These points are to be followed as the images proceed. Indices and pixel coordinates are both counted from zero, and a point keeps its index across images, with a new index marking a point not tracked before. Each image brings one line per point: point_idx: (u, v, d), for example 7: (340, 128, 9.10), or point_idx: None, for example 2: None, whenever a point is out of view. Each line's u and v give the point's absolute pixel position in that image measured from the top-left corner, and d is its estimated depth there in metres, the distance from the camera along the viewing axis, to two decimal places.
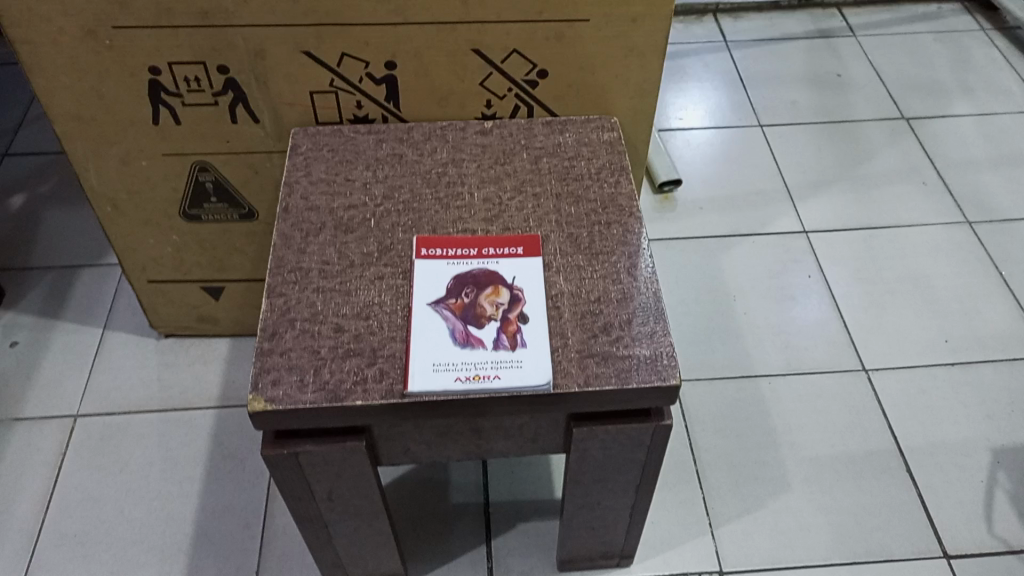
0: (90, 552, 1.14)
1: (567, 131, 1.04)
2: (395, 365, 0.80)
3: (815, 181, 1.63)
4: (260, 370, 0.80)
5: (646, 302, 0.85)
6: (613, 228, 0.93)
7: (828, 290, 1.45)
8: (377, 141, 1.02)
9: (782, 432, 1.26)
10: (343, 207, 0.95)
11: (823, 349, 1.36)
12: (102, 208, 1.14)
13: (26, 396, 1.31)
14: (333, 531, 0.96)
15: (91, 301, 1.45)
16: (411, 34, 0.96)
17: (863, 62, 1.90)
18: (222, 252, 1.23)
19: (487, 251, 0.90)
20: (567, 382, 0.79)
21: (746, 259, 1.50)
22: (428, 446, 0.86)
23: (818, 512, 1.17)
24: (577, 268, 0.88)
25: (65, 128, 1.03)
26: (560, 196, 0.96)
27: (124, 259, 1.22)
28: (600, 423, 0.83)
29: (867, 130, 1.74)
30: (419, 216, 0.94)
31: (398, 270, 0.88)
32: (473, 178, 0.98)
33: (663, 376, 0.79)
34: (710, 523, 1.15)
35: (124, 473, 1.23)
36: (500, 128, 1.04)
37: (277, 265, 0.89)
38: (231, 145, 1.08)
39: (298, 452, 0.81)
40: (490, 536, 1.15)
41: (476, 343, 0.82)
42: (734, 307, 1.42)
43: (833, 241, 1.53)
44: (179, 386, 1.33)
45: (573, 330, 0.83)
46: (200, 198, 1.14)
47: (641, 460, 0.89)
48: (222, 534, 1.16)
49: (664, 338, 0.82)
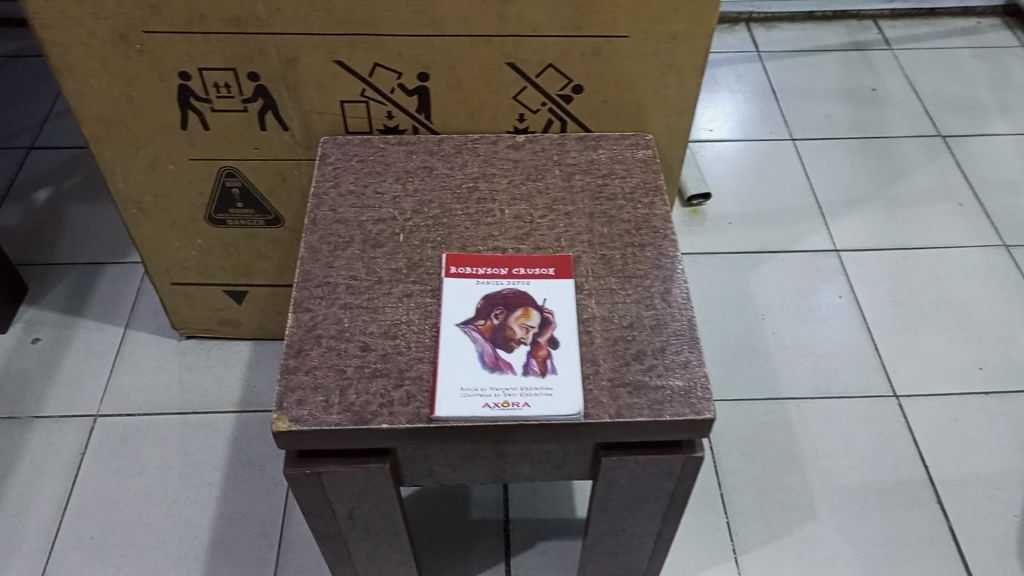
0: (106, 555, 1.14)
1: (601, 147, 1.02)
2: (422, 388, 0.78)
3: (848, 198, 1.60)
4: (285, 388, 0.78)
5: (679, 330, 0.83)
6: (646, 251, 0.90)
7: (858, 311, 1.42)
8: (407, 153, 1.01)
9: (810, 457, 1.24)
10: (372, 220, 0.93)
11: (853, 373, 1.34)
12: (128, 211, 1.13)
13: (47, 394, 1.31)
14: (353, 549, 0.94)
15: (113, 300, 1.44)
16: (446, 46, 0.94)
17: (899, 77, 1.86)
18: (247, 257, 1.22)
19: (517, 271, 0.88)
20: (599, 412, 0.77)
21: (775, 277, 1.47)
22: (453, 468, 0.84)
23: (846, 542, 1.15)
24: (610, 292, 0.86)
25: (93, 130, 1.02)
26: (592, 215, 0.94)
27: (149, 261, 1.21)
28: (630, 453, 0.81)
29: (902, 147, 1.70)
30: (448, 232, 0.92)
31: (427, 288, 0.87)
32: (504, 194, 0.96)
33: (698, 410, 0.77)
34: (735, 550, 1.13)
35: (143, 476, 1.22)
36: (533, 142, 1.02)
37: (304, 279, 0.87)
38: (260, 151, 1.06)
39: (320, 472, 0.80)
40: (509, 555, 1.14)
41: (505, 367, 0.80)
42: (763, 326, 1.40)
43: (865, 261, 1.50)
44: (199, 389, 1.32)
45: (604, 357, 0.81)
46: (226, 204, 1.13)
47: (670, 490, 0.87)
48: (240, 542, 1.15)
49: (698, 369, 0.80)
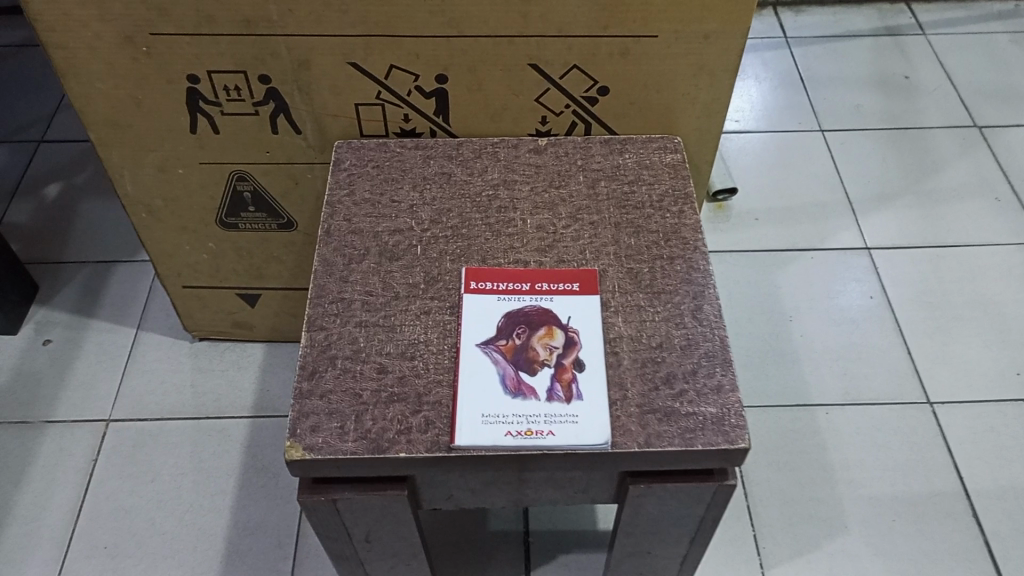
0: (119, 565, 1.12)
1: (627, 151, 0.97)
2: (442, 414, 0.75)
3: (880, 193, 1.55)
4: (299, 413, 0.75)
5: (711, 351, 0.79)
6: (676, 264, 0.86)
7: (889, 312, 1.37)
8: (425, 158, 0.96)
9: (839, 467, 1.20)
10: (388, 231, 0.89)
11: (884, 378, 1.29)
12: (137, 214, 1.10)
13: (59, 397, 1.29)
14: (369, 568, 0.91)
15: (125, 299, 1.42)
16: (465, 47, 0.90)
17: (933, 64, 1.79)
18: (260, 260, 1.18)
19: (541, 286, 0.84)
20: (627, 440, 0.73)
21: (803, 276, 1.42)
22: (473, 493, 0.81)
23: (877, 557, 1.11)
24: (638, 309, 0.82)
25: (100, 134, 0.98)
26: (618, 225, 0.90)
27: (160, 264, 1.18)
28: (659, 481, 0.77)
29: (936, 138, 1.64)
30: (468, 243, 0.88)
31: (446, 304, 0.83)
32: (526, 202, 0.92)
33: (731, 439, 0.73)
34: (761, 564, 1.10)
35: (156, 483, 1.20)
36: (556, 146, 0.98)
37: (318, 294, 0.84)
38: (272, 155, 1.03)
39: (336, 500, 0.76)
40: (529, 568, 1.11)
41: (528, 392, 0.77)
42: (791, 328, 1.35)
43: (897, 259, 1.44)
44: (212, 392, 1.30)
45: (632, 381, 0.77)
46: (238, 207, 1.09)
47: (700, 515, 0.83)
48: (255, 553, 1.13)
49: (731, 394, 0.76)
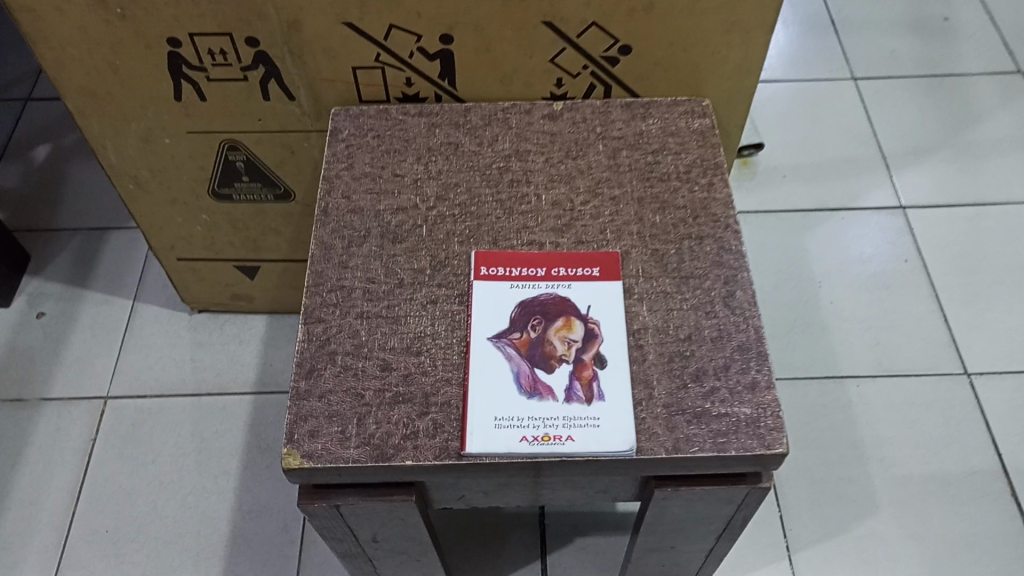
0: (122, 551, 1.08)
1: (651, 116, 0.88)
2: (451, 417, 0.69)
3: (915, 146, 1.45)
4: (296, 416, 0.69)
5: (745, 343, 0.72)
6: (705, 244, 0.79)
7: (924, 276, 1.30)
8: (429, 126, 0.88)
9: (870, 443, 1.14)
10: (391, 209, 0.82)
11: (919, 347, 1.22)
12: (124, 185, 1.03)
13: (54, 374, 1.24)
14: (377, 564, 0.87)
15: (119, 269, 1.36)
16: (473, 4, 0.81)
17: (974, 4, 1.67)
18: (257, 232, 1.11)
19: (557, 272, 0.77)
20: (654, 446, 0.67)
21: (833, 238, 1.34)
22: (485, 494, 0.75)
23: (909, 540, 1.06)
24: (664, 296, 0.75)
25: (77, 102, 0.91)
26: (642, 200, 0.82)
27: (151, 236, 1.11)
28: (687, 484, 0.71)
29: (976, 87, 1.53)
30: (477, 223, 0.81)
31: (454, 292, 0.76)
32: (540, 175, 0.85)
33: (767, 443, 0.67)
34: (787, 547, 1.06)
35: (158, 464, 1.16)
36: (572, 111, 0.89)
37: (316, 282, 0.77)
38: (264, 123, 0.95)
39: (339, 506, 0.71)
40: (544, 552, 1.07)
41: (544, 392, 0.70)
42: (820, 295, 1.28)
43: (933, 219, 1.36)
44: (213, 367, 1.24)
45: (659, 378, 0.71)
46: (230, 177, 1.02)
47: (728, 515, 0.78)
48: (261, 537, 1.09)
49: (768, 393, 0.69)
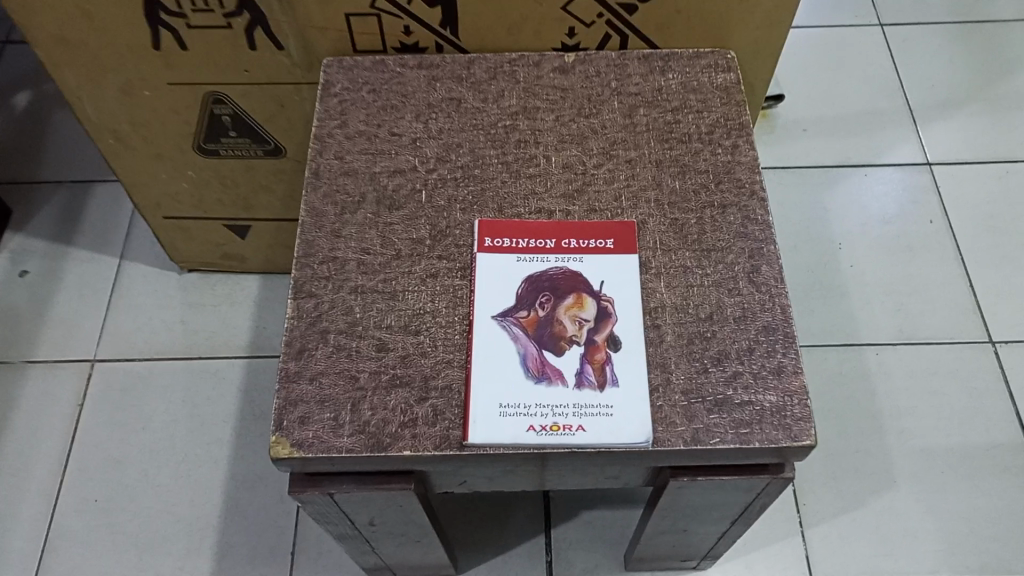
0: (113, 521, 1.05)
1: (670, 70, 0.81)
2: (453, 403, 0.64)
3: (944, 98, 1.37)
4: (285, 401, 0.64)
5: (771, 324, 0.66)
6: (729, 213, 0.72)
7: (949, 238, 1.23)
8: (429, 80, 0.81)
9: (889, 415, 1.09)
10: (387, 172, 0.76)
11: (942, 313, 1.17)
12: (103, 140, 0.96)
13: (40, 335, 1.19)
14: (375, 544, 0.83)
15: (106, 225, 1.29)
16: None
17: None
18: (247, 190, 1.05)
19: (568, 244, 0.71)
20: (671, 437, 0.62)
21: (855, 197, 1.28)
22: (490, 480, 0.71)
23: (927, 516, 1.02)
24: (684, 272, 0.69)
25: (48, 51, 0.84)
26: (660, 163, 0.76)
27: (135, 193, 1.05)
28: (705, 474, 0.66)
29: (1011, 34, 1.44)
30: (481, 188, 0.75)
31: (456, 265, 0.70)
32: (549, 135, 0.78)
33: (794, 435, 0.62)
34: (801, 523, 1.02)
35: (149, 430, 1.12)
36: (585, 64, 0.82)
37: (306, 253, 0.71)
38: (251, 74, 0.88)
39: (333, 494, 0.66)
40: (549, 525, 1.03)
41: (553, 376, 0.65)
42: (840, 257, 1.22)
43: (962, 177, 1.29)
44: (204, 330, 1.19)
45: (677, 362, 0.65)
46: (217, 132, 0.95)
47: (746, 502, 0.73)
48: (256, 507, 1.06)
49: (795, 379, 0.64)
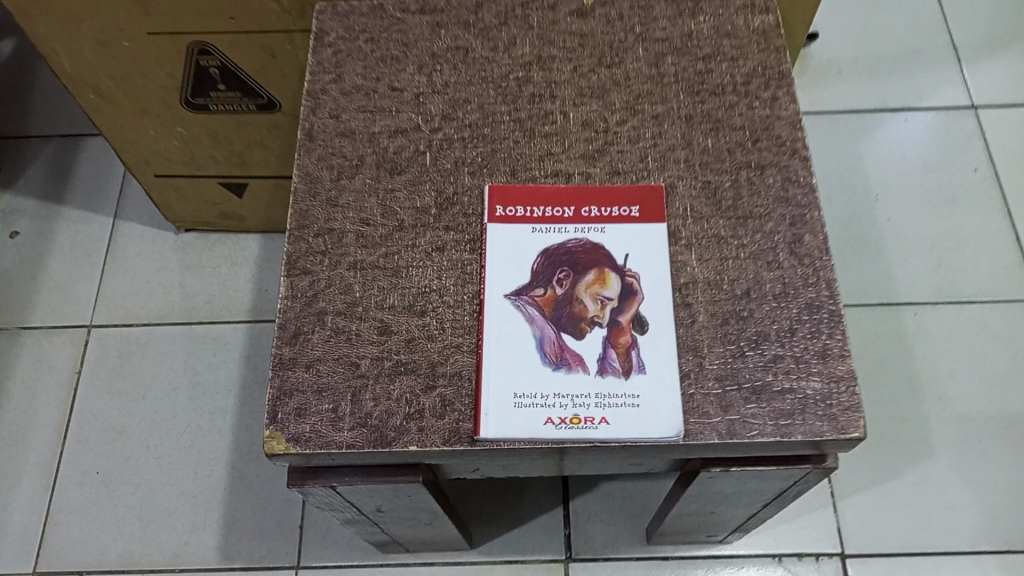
0: (114, 494, 1.01)
1: (701, 12, 0.73)
2: (462, 393, 0.58)
3: (992, 35, 1.27)
4: (280, 391, 0.58)
5: (815, 302, 0.60)
6: (767, 175, 0.65)
7: (995, 188, 1.15)
8: (433, 26, 0.73)
9: (927, 379, 1.03)
10: (388, 132, 0.68)
11: (986, 269, 1.09)
12: (84, 96, 0.89)
13: (34, 300, 1.14)
14: (384, 526, 0.79)
15: (98, 182, 1.23)
16: None
17: None
18: (241, 146, 0.98)
19: (588, 212, 0.64)
20: (704, 429, 0.56)
21: (893, 144, 1.19)
22: (504, 469, 0.65)
23: (966, 486, 0.97)
24: (718, 242, 0.63)
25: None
26: (690, 119, 0.68)
27: (123, 151, 0.98)
28: (739, 465, 0.61)
29: None
30: (492, 149, 0.67)
31: (464, 237, 0.64)
32: (566, 88, 0.70)
33: (841, 427, 0.56)
34: (833, 494, 0.97)
35: (149, 399, 1.07)
36: (606, 6, 0.74)
37: (300, 225, 0.64)
38: (237, 22, 0.80)
39: (335, 487, 0.61)
40: (567, 498, 0.99)
41: (573, 362, 0.59)
42: (876, 210, 1.14)
43: (1010, 121, 1.20)
44: (204, 293, 1.14)
45: (711, 345, 0.59)
46: (205, 85, 0.88)
47: (782, 488, 0.68)
48: (261, 479, 1.02)
49: (842, 363, 0.57)
